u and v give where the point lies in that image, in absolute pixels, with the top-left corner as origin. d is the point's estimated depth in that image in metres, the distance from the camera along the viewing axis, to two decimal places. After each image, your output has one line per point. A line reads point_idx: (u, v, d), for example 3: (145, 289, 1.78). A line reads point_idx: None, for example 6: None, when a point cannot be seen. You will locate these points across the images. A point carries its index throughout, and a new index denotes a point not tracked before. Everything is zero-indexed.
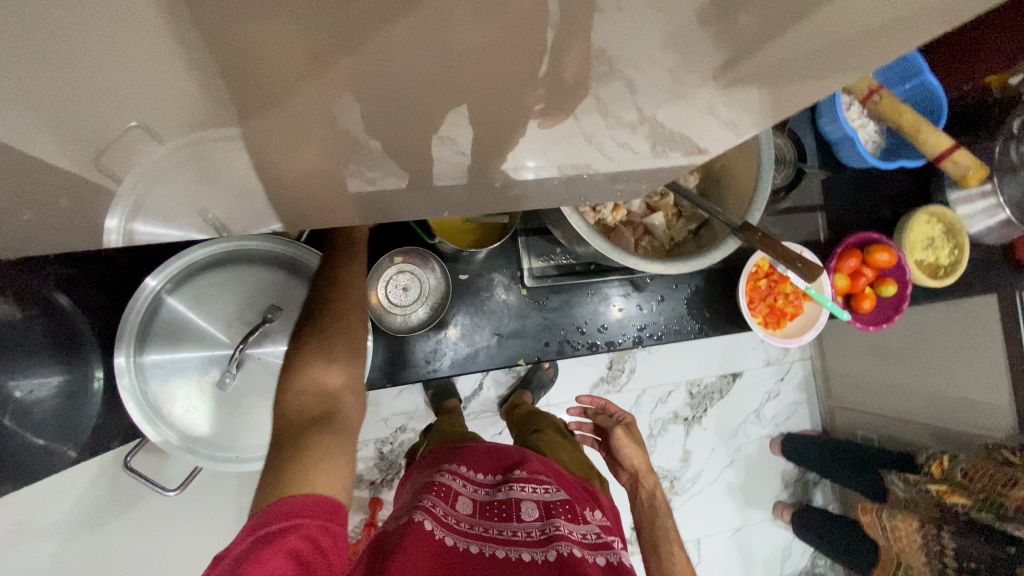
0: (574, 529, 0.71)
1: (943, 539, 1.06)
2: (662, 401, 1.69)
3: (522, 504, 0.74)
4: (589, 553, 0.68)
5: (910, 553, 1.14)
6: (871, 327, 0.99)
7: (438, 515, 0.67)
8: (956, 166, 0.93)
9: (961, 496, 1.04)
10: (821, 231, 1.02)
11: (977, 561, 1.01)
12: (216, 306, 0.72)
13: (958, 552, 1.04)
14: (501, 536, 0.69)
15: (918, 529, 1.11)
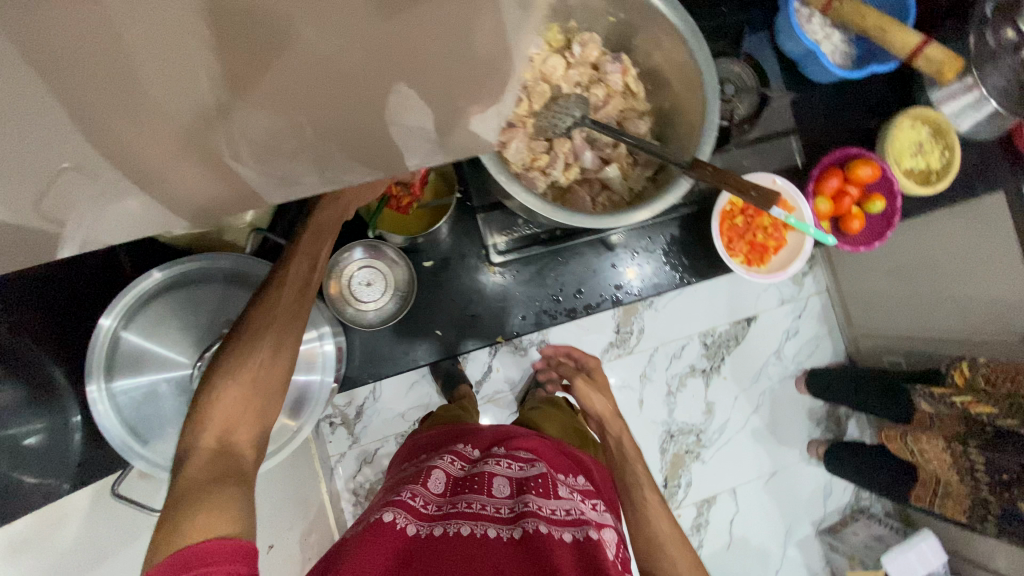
0: (544, 504, 0.78)
1: (971, 456, 1.00)
2: (676, 356, 1.66)
3: (494, 483, 0.83)
4: (556, 529, 0.74)
5: (943, 472, 1.08)
6: (862, 248, 0.94)
7: (412, 507, 0.75)
8: (930, 63, 0.86)
9: (988, 405, 0.98)
10: (797, 156, 0.97)
11: (1009, 473, 0.95)
12: (176, 331, 0.73)
13: (990, 467, 0.98)
14: (473, 512, 0.77)
15: (946, 449, 1.05)
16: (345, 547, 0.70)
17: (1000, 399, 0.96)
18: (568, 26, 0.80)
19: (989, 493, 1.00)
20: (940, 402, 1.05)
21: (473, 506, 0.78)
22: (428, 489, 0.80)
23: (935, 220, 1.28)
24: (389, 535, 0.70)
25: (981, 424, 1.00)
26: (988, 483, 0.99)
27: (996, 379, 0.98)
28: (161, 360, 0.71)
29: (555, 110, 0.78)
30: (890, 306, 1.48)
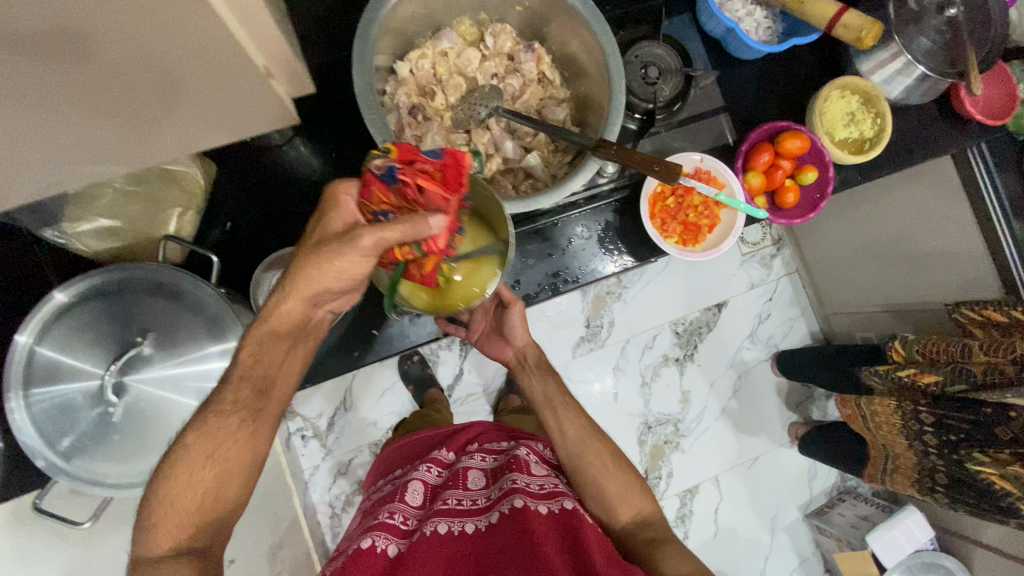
0: (520, 481, 0.77)
1: (921, 416, 0.99)
2: (648, 346, 1.65)
3: (469, 478, 0.82)
4: (533, 502, 0.74)
5: (892, 438, 1.07)
6: (798, 221, 0.95)
7: (393, 525, 0.75)
8: (848, 30, 0.86)
9: (932, 373, 0.96)
10: (728, 134, 0.98)
11: (957, 433, 0.94)
12: (100, 341, 0.65)
13: (938, 428, 0.97)
14: (452, 510, 0.76)
15: (896, 411, 1.03)
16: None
17: (939, 366, 0.96)
18: (480, 19, 0.81)
19: (937, 456, 0.99)
20: (887, 378, 1.04)
21: (451, 502, 0.77)
22: (406, 502, 0.79)
23: (890, 190, 1.26)
24: (371, 560, 0.70)
25: (924, 391, 0.99)
26: (937, 446, 0.98)
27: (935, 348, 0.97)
28: (86, 371, 0.64)
29: (472, 102, 0.79)
30: (857, 281, 1.46)
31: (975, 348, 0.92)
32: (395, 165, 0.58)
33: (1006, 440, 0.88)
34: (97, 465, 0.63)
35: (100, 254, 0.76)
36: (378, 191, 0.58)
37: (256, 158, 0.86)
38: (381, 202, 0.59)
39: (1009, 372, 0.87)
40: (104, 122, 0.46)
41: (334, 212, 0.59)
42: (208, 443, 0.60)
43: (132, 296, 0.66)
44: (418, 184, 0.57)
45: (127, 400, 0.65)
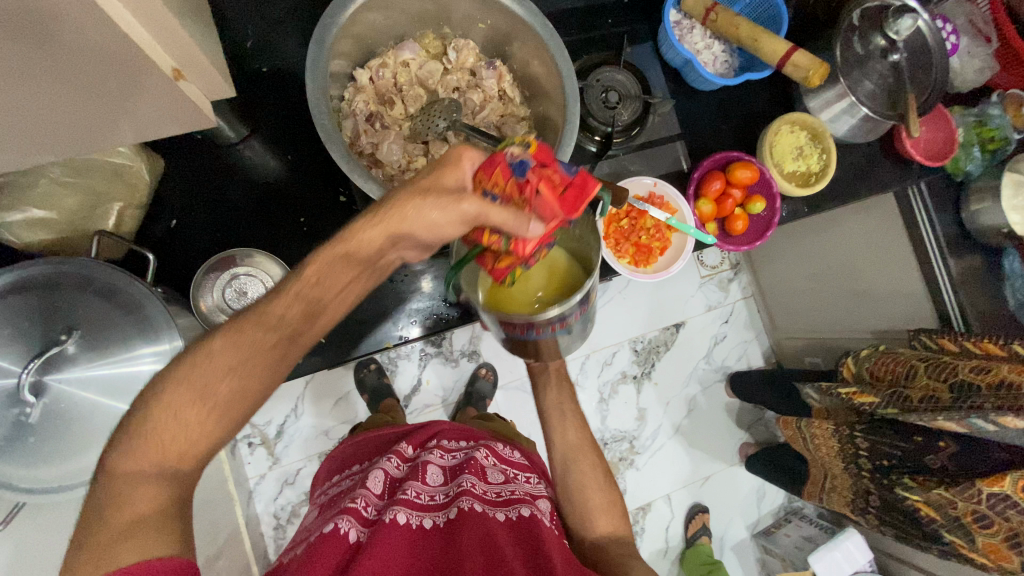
0: (483, 484, 0.67)
1: (856, 441, 1.02)
2: (607, 363, 1.67)
3: (428, 471, 0.69)
4: (495, 509, 0.64)
5: (830, 459, 1.11)
6: (745, 248, 0.98)
7: (352, 509, 0.61)
8: (798, 69, 0.90)
9: (869, 394, 0.97)
10: (683, 160, 1.01)
11: (889, 458, 0.98)
12: (15, 338, 0.61)
13: (872, 451, 1.00)
14: (414, 503, 0.64)
15: (834, 434, 1.07)
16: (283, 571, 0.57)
17: (879, 388, 0.97)
18: (443, 32, 0.82)
19: (869, 481, 1.04)
20: (830, 395, 1.05)
21: (410, 493, 0.65)
22: (369, 488, 0.65)
23: (838, 223, 1.32)
24: (330, 544, 0.56)
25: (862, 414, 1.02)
26: (869, 469, 1.02)
27: (881, 371, 0.99)
28: (1, 370, 0.60)
29: (431, 114, 0.78)
30: (808, 308, 1.52)
31: (918, 372, 0.92)
32: (530, 163, 0.50)
33: (934, 469, 0.92)
34: (7, 471, 0.59)
35: (31, 245, 0.72)
36: (498, 175, 0.51)
37: (210, 157, 0.85)
38: (493, 185, 0.51)
39: (944, 399, 0.88)
40: (47, 102, 0.50)
41: (447, 165, 0.52)
42: (232, 353, 0.50)
43: (59, 292, 0.64)
44: (535, 188, 0.49)
45: (45, 402, 0.61)
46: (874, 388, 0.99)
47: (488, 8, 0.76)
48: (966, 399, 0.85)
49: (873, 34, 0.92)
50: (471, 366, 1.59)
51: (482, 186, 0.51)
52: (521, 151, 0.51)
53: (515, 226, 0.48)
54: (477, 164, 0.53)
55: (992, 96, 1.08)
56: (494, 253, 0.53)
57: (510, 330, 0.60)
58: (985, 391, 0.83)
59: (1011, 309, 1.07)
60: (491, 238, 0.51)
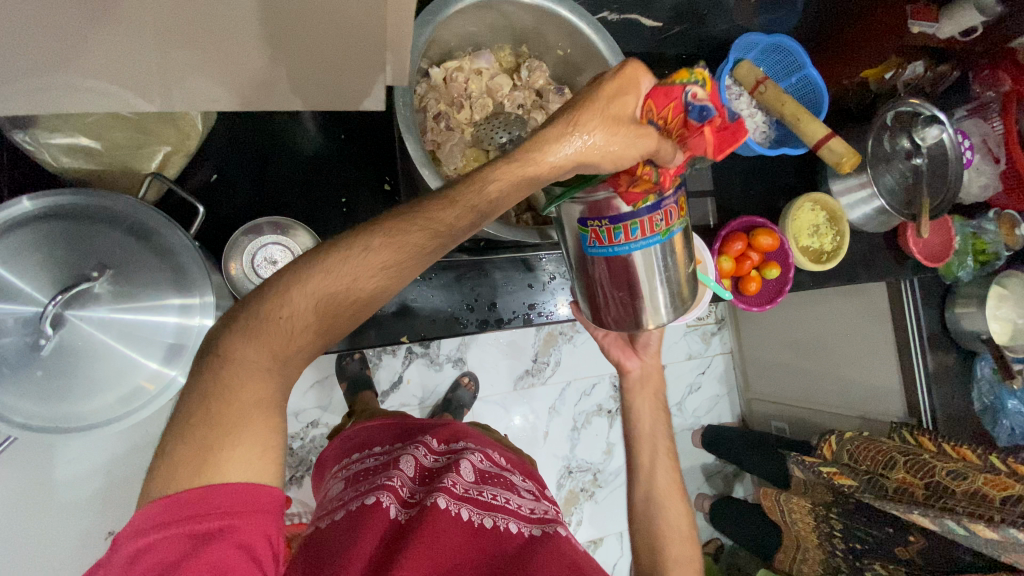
0: (511, 500, 0.74)
1: (830, 521, 1.21)
2: (586, 393, 1.69)
3: (464, 466, 0.75)
4: (527, 525, 0.71)
5: (805, 534, 1.28)
6: (755, 309, 1.04)
7: (394, 487, 0.68)
8: (833, 153, 0.94)
9: (849, 478, 1.13)
10: (710, 216, 1.06)
11: (863, 543, 1.17)
12: (42, 266, 0.58)
13: (845, 534, 1.19)
14: (455, 491, 0.68)
15: (811, 511, 1.25)
16: (326, 533, 0.63)
17: (858, 471, 1.13)
18: (519, 50, 0.85)
19: (841, 558, 1.22)
20: (811, 470, 1.20)
21: (448, 483, 0.69)
22: (403, 470, 0.73)
23: (827, 303, 1.39)
24: (375, 517, 0.63)
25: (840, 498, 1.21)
26: (845, 551, 1.21)
27: (860, 456, 1.14)
28: (25, 295, 0.58)
29: (493, 126, 0.82)
30: (784, 376, 1.58)
31: (897, 464, 1.07)
32: (711, 109, 0.46)
33: (904, 560, 1.11)
34: (10, 399, 0.58)
35: (67, 171, 0.69)
36: (671, 107, 0.48)
37: (260, 119, 0.83)
38: (659, 116, 0.49)
39: (919, 495, 1.03)
40: None
41: (625, 93, 0.49)
42: (389, 253, 0.50)
43: (95, 227, 0.60)
44: (703, 133, 0.47)
45: (59, 336, 0.59)
46: (852, 470, 1.14)
47: (572, 38, 0.78)
48: (941, 499, 1.00)
49: (900, 135, 1.00)
50: (453, 373, 1.58)
51: (648, 113, 0.49)
52: (705, 94, 0.47)
53: (667, 160, 0.49)
54: (651, 86, 0.50)
55: (989, 212, 1.18)
56: (631, 179, 0.50)
57: (604, 245, 0.57)
58: (961, 495, 0.98)
59: (973, 410, 1.19)
60: (642, 169, 0.50)
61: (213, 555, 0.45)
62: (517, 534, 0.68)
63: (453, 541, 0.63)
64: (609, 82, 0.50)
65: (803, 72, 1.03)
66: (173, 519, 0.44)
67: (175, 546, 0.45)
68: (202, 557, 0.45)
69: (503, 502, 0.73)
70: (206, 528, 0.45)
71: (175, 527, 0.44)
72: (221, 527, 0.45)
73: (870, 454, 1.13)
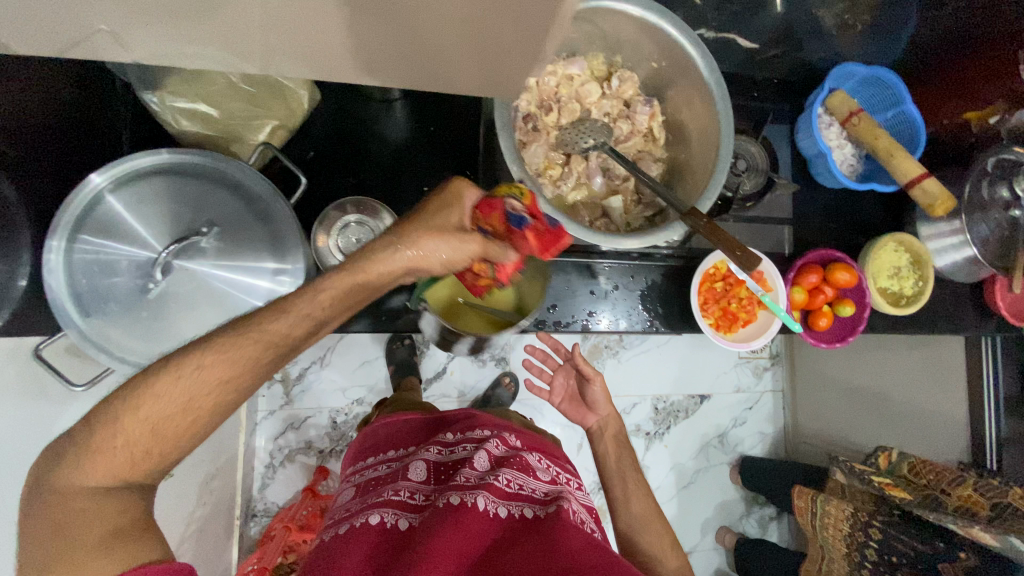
0: (524, 482, 0.75)
1: (870, 529, 1.14)
2: (625, 411, 1.61)
3: (479, 456, 0.77)
4: (538, 509, 0.72)
5: (834, 542, 1.22)
6: (824, 345, 0.99)
7: (397, 501, 0.70)
8: (925, 194, 0.92)
9: (903, 491, 1.10)
10: (786, 244, 1.03)
11: (899, 556, 1.11)
12: (157, 215, 0.64)
13: (883, 545, 1.13)
14: (466, 484, 0.71)
15: (849, 517, 1.18)
16: (329, 546, 0.66)
17: (913, 485, 1.10)
18: (612, 59, 0.86)
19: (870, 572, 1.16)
20: (860, 479, 1.16)
21: (460, 479, 0.72)
22: (411, 479, 0.75)
23: (894, 350, 1.32)
24: (370, 533, 0.65)
25: (885, 506, 1.14)
26: (874, 561, 1.15)
27: (920, 471, 1.10)
28: (143, 241, 0.64)
29: (580, 130, 0.83)
30: (836, 421, 1.51)
31: (965, 481, 1.02)
32: (526, 218, 0.61)
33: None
34: (115, 334, 0.63)
35: (184, 134, 0.75)
36: (494, 217, 0.60)
37: (357, 105, 0.88)
38: (488, 223, 0.61)
39: (982, 514, 0.98)
40: None
41: (453, 208, 0.59)
42: (222, 368, 0.52)
43: (205, 184, 0.66)
44: (525, 237, 0.62)
45: (165, 281, 0.64)
46: (908, 484, 1.11)
47: (667, 52, 0.79)
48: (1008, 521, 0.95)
49: (1000, 184, 0.92)
50: (495, 371, 1.60)
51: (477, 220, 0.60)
52: (519, 207, 0.61)
53: (501, 258, 0.61)
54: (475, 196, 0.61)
55: None
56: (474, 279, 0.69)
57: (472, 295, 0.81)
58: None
59: None
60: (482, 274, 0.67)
61: None
62: (532, 519, 0.69)
63: (463, 526, 0.64)
64: (432, 199, 0.60)
65: (901, 107, 1.00)
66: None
67: None
68: None
69: (516, 488, 0.73)
70: None
71: None
72: None
73: (932, 470, 1.09)
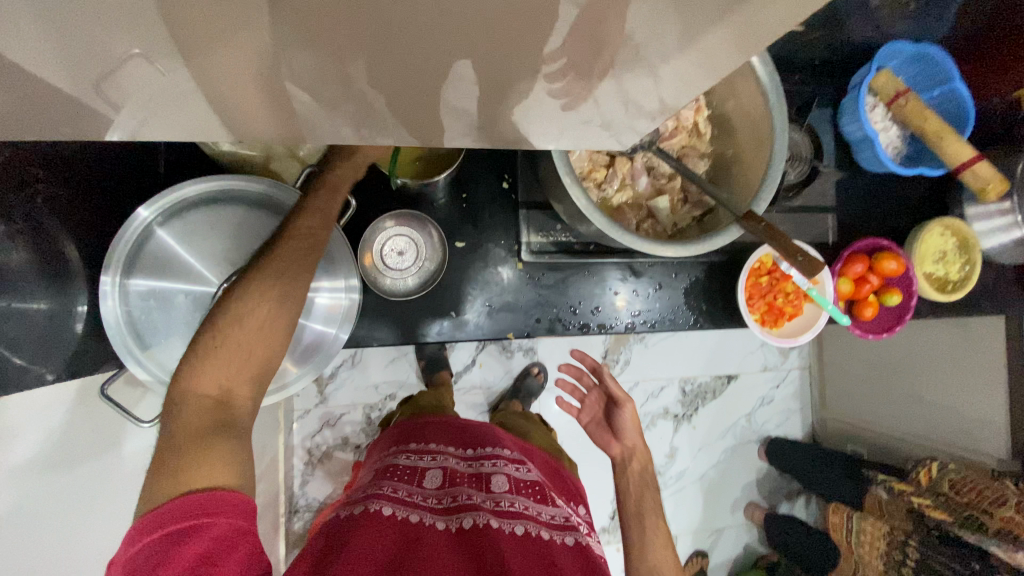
0: (543, 510, 0.74)
1: (908, 548, 1.20)
2: (654, 396, 1.61)
3: (498, 478, 0.78)
4: (555, 533, 0.70)
5: (870, 558, 1.31)
6: (871, 336, 0.98)
7: (411, 501, 0.70)
8: (977, 178, 0.90)
9: (942, 511, 1.12)
10: (830, 233, 1.00)
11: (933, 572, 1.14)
12: (205, 246, 0.69)
13: (920, 564, 1.17)
14: (480, 506, 0.71)
15: (886, 536, 1.26)
16: (337, 533, 0.64)
17: (951, 503, 1.12)
18: None
19: None
20: (900, 497, 1.21)
21: (475, 501, 0.72)
22: (424, 485, 0.75)
23: (927, 332, 1.32)
24: (384, 524, 0.64)
25: (920, 528, 1.18)
26: None
27: (960, 489, 1.11)
28: (196, 272, 0.68)
29: None
30: (866, 399, 1.52)
31: (1006, 503, 1.03)
32: None
33: None
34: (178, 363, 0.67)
35: (221, 154, 0.72)
36: None
37: None
38: None
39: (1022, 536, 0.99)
40: None
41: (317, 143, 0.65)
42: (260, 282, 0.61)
43: (242, 211, 0.70)
44: None
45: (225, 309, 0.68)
46: (947, 504, 1.13)
47: None
48: None
49: None
50: (523, 361, 1.60)
51: None
52: None
53: None
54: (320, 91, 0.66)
55: None
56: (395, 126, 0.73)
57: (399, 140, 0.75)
58: None
59: None
60: None
61: (188, 554, 0.47)
62: (550, 541, 0.68)
63: (473, 546, 0.64)
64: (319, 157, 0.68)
65: (950, 85, 0.96)
66: (154, 526, 0.48)
67: (150, 552, 0.47)
68: (176, 560, 0.47)
69: (533, 512, 0.72)
70: (183, 528, 0.49)
71: (167, 544, 0.48)
72: (195, 525, 0.49)
73: (974, 489, 1.09)
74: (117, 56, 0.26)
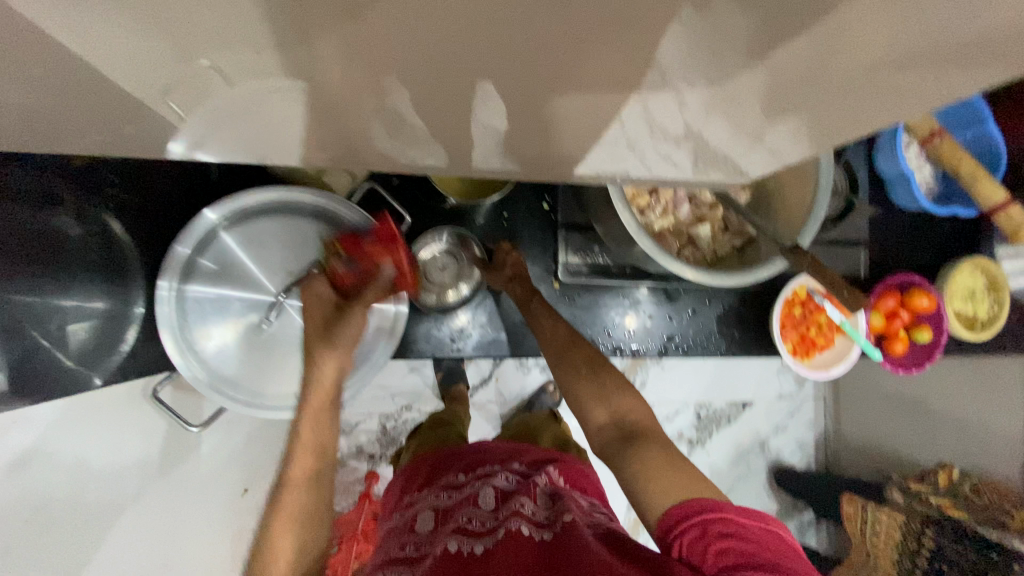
0: (538, 507, 0.62)
1: (924, 538, 1.01)
2: (668, 418, 1.61)
3: (482, 493, 0.65)
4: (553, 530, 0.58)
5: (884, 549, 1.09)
6: (901, 371, 0.99)
7: (400, 558, 0.60)
8: (1010, 219, 0.91)
9: (960, 509, 1.01)
10: (862, 267, 1.03)
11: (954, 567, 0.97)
12: (262, 255, 0.72)
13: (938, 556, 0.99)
14: (463, 529, 0.60)
15: (902, 526, 1.06)
16: None
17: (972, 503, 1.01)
18: None
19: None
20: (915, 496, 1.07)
21: (459, 522, 0.61)
22: (417, 530, 0.64)
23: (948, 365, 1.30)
24: None
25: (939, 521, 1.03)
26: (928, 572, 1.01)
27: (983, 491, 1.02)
28: (253, 282, 0.71)
29: None
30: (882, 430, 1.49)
31: None
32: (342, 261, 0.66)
33: None
34: (227, 369, 0.69)
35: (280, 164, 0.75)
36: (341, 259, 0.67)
37: None
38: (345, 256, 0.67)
39: None
40: None
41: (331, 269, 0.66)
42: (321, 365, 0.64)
43: (300, 221, 0.73)
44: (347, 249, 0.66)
45: (277, 319, 0.71)
46: (967, 506, 1.02)
47: None
48: None
49: None
50: (540, 377, 1.60)
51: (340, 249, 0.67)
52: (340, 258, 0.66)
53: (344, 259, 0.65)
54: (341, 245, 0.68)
55: None
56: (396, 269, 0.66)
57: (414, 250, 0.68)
58: None
59: None
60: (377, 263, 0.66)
61: None
62: (543, 545, 0.56)
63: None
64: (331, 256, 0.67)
65: (983, 127, 0.97)
66: None
67: None
68: None
69: (524, 512, 0.61)
70: None
71: None
72: None
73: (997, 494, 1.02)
74: (256, 69, 0.28)
